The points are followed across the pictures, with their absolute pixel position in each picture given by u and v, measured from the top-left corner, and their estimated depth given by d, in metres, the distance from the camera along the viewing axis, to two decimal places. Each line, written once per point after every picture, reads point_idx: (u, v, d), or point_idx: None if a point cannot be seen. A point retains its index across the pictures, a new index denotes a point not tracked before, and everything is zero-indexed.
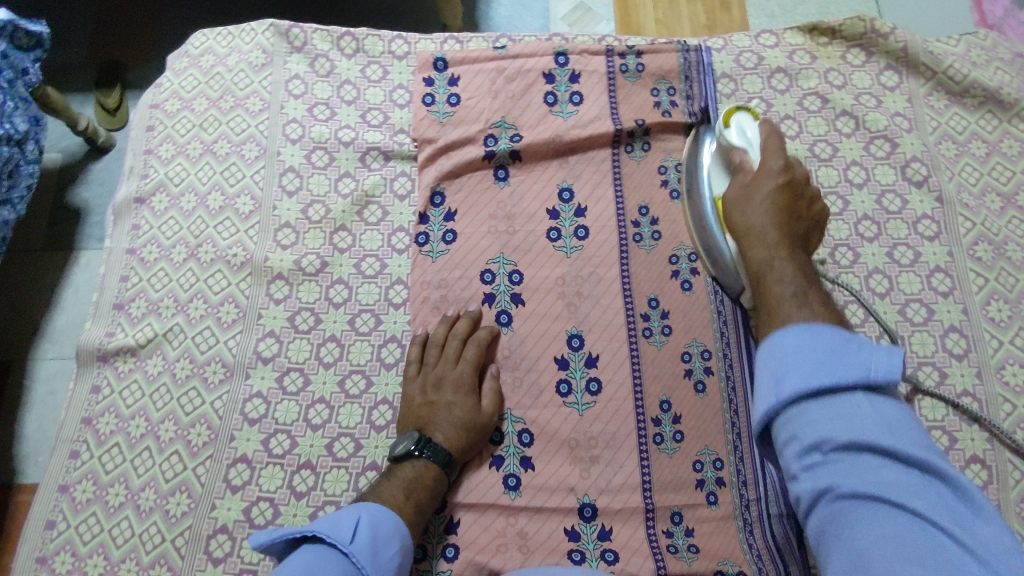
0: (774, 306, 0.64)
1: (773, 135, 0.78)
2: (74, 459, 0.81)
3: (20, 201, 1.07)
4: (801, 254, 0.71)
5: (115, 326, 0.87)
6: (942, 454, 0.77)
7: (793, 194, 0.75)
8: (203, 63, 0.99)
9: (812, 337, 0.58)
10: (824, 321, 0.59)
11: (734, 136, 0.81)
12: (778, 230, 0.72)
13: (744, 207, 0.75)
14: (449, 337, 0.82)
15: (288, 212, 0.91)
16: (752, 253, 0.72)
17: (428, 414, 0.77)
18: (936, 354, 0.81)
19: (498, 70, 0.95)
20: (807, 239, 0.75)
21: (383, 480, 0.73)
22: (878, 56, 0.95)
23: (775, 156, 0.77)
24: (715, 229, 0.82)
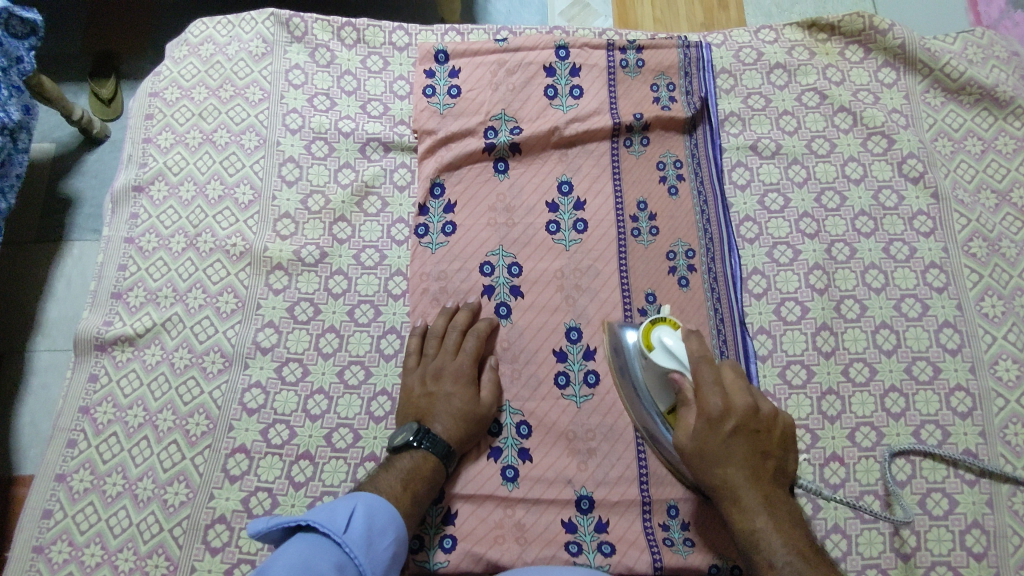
0: (755, 545, 0.64)
1: (703, 357, 0.69)
2: (72, 448, 0.81)
3: (10, 188, 1.07)
4: (774, 495, 0.66)
5: (113, 315, 0.86)
6: (934, 447, 0.78)
7: (752, 429, 0.67)
8: (202, 52, 0.99)
9: (771, 534, 0.64)
10: (784, 537, 0.63)
11: (660, 356, 0.72)
12: (744, 467, 0.66)
13: (703, 459, 0.67)
14: (449, 329, 0.82)
15: (288, 203, 0.91)
16: (709, 423, 0.67)
17: (428, 405, 0.78)
18: (930, 349, 0.82)
19: (499, 62, 0.95)
20: (766, 439, 0.68)
21: (381, 471, 0.73)
22: (876, 53, 0.96)
23: (714, 396, 0.67)
24: (675, 368, 0.71)
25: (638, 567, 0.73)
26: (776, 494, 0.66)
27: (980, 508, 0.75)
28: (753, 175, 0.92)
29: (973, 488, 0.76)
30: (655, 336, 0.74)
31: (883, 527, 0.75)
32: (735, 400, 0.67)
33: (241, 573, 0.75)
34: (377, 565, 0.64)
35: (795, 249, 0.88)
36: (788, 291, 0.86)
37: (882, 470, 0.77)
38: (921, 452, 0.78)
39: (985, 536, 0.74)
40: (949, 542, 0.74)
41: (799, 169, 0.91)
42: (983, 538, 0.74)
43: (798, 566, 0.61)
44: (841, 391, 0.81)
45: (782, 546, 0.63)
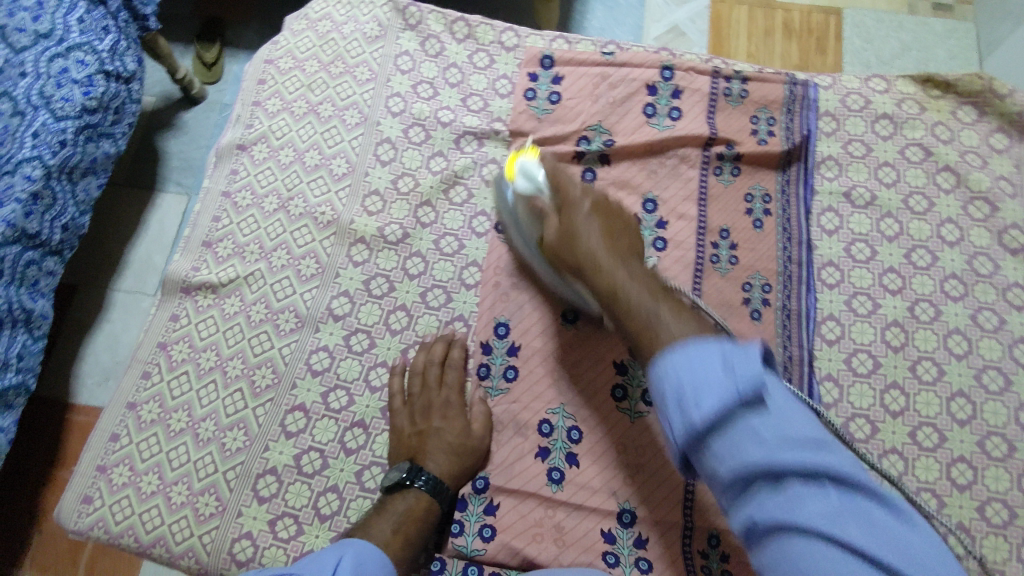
0: (645, 336, 0.60)
1: (554, 165, 0.79)
2: (145, 380, 0.85)
3: (121, 136, 1.10)
4: (642, 272, 0.69)
5: (201, 262, 0.91)
6: (999, 527, 0.75)
7: (614, 240, 0.72)
8: (320, 28, 1.03)
9: (650, 307, 0.62)
10: (658, 296, 0.63)
11: (523, 184, 0.79)
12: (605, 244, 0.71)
13: (569, 235, 0.73)
14: (429, 366, 0.82)
15: (379, 180, 0.94)
16: (600, 277, 0.68)
17: (420, 443, 0.77)
18: (1008, 426, 0.79)
19: (602, 75, 0.96)
20: (633, 251, 0.72)
21: (374, 516, 0.72)
22: (990, 117, 0.93)
23: (574, 184, 0.76)
24: (535, 193, 0.79)
25: None
26: (674, 301, 0.63)
27: None
28: (843, 222, 0.90)
29: None
30: (519, 166, 0.80)
31: None
32: (584, 227, 0.72)
33: (283, 526, 0.78)
34: None
35: (875, 301, 0.86)
36: (862, 342, 0.84)
37: None
38: (985, 530, 0.75)
39: None
40: None
41: (892, 223, 0.89)
42: None
43: (669, 311, 0.60)
44: (906, 453, 0.78)
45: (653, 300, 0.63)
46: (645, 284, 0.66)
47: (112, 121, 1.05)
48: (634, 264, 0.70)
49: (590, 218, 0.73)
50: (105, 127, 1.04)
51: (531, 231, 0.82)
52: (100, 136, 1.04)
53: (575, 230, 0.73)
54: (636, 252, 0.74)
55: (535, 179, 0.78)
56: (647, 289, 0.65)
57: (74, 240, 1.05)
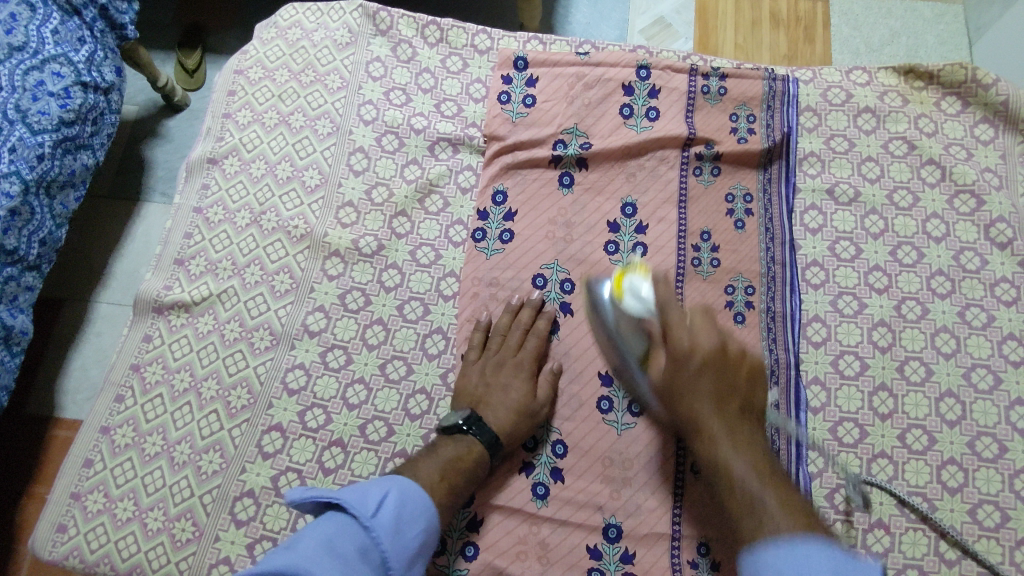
0: (748, 510, 0.55)
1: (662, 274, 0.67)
2: (118, 403, 0.84)
3: (99, 148, 1.07)
4: (745, 431, 0.60)
5: (173, 280, 0.89)
6: (991, 530, 0.73)
7: (724, 381, 0.61)
8: (289, 36, 1.01)
9: (747, 475, 0.57)
10: (753, 461, 0.58)
11: (630, 301, 0.74)
12: (710, 398, 0.61)
13: (675, 404, 0.62)
14: (512, 327, 0.83)
15: (353, 191, 0.92)
16: (690, 407, 0.61)
17: (484, 393, 0.78)
18: (998, 426, 0.77)
19: (578, 76, 0.94)
20: (744, 407, 0.62)
21: (426, 454, 0.73)
22: (975, 108, 0.91)
23: (681, 333, 0.63)
24: (647, 314, 0.73)
25: None
26: (750, 423, 0.62)
27: None
28: (827, 220, 0.88)
29: None
30: (627, 284, 0.75)
31: None
32: (702, 340, 0.62)
33: (262, 550, 0.76)
34: (402, 552, 0.63)
35: (861, 301, 0.84)
36: (848, 344, 0.82)
37: (930, 545, 0.73)
38: (976, 533, 0.73)
39: None
40: None
41: (876, 220, 0.87)
42: None
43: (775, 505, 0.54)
44: (895, 456, 0.77)
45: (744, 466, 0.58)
46: (739, 432, 0.60)
47: (91, 131, 1.03)
48: (745, 429, 0.60)
49: (697, 375, 0.61)
50: (83, 138, 1.02)
51: (629, 348, 0.74)
52: (79, 148, 1.01)
53: (688, 325, 0.63)
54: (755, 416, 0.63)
55: (644, 297, 0.73)
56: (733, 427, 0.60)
57: (52, 255, 1.02)
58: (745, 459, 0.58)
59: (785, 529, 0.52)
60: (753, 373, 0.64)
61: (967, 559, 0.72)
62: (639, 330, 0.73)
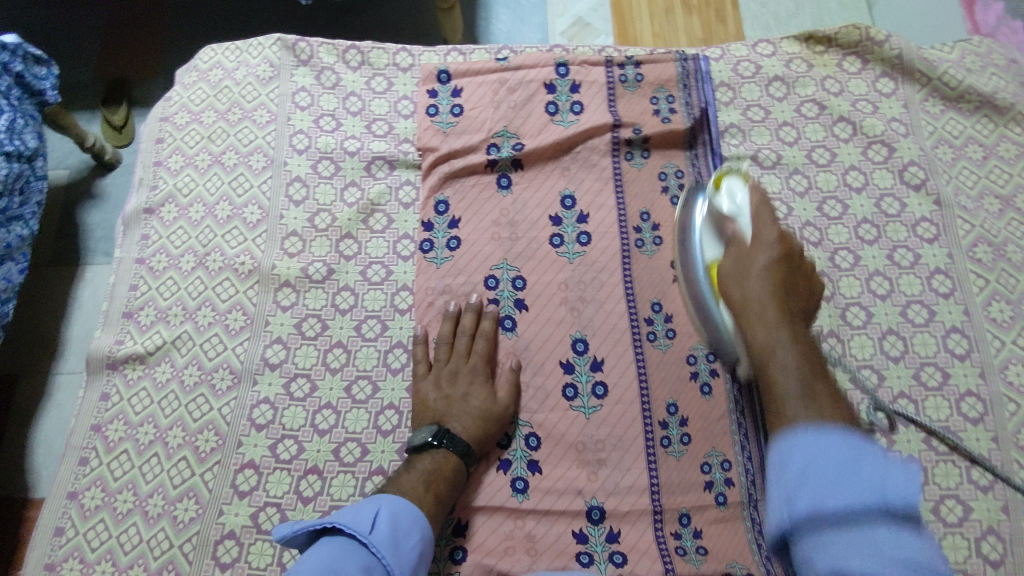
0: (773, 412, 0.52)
1: (760, 198, 0.71)
2: (83, 466, 0.82)
3: (33, 217, 1.05)
4: (802, 326, 0.60)
5: (125, 334, 0.88)
6: (947, 454, 0.77)
7: (789, 267, 0.65)
8: (211, 77, 1.01)
9: (787, 359, 0.56)
10: (801, 349, 0.57)
11: (724, 202, 0.76)
12: (770, 281, 0.63)
13: (741, 279, 0.65)
14: (457, 334, 0.83)
15: (295, 221, 0.92)
16: (753, 332, 0.60)
17: (446, 406, 0.78)
18: (939, 355, 0.81)
19: (500, 81, 0.97)
20: (805, 314, 0.63)
21: (404, 472, 0.73)
22: (874, 64, 0.97)
23: (771, 225, 0.67)
24: (734, 215, 0.74)
25: None
26: (822, 378, 0.54)
27: (996, 515, 0.75)
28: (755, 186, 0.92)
29: (987, 494, 0.75)
30: (725, 186, 0.77)
31: None
32: (766, 230, 0.67)
33: None
34: (404, 564, 0.64)
35: None
36: None
37: None
38: (934, 459, 0.77)
39: (1003, 543, 0.73)
40: (966, 549, 0.73)
41: (801, 179, 0.92)
42: (1001, 545, 0.73)
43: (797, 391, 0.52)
44: (850, 398, 0.80)
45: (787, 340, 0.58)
46: (816, 386, 0.53)
47: (20, 201, 1.01)
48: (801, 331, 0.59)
49: (765, 268, 0.64)
50: (14, 209, 1.00)
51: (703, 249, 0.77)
52: (11, 219, 0.99)
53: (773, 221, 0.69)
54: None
55: (737, 203, 0.74)
56: (808, 384, 0.53)
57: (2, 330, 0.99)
58: (790, 346, 0.57)
59: (806, 419, 0.49)
60: (811, 292, 0.65)
61: (928, 485, 0.76)
62: (722, 239, 0.75)
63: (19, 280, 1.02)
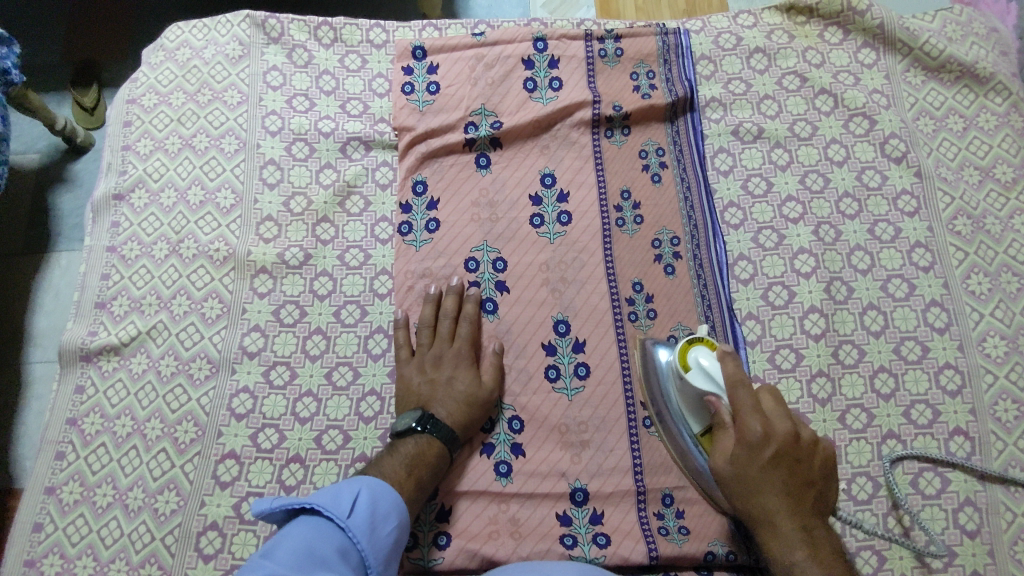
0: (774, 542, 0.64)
1: (738, 373, 0.67)
2: (60, 460, 0.80)
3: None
4: (817, 526, 0.65)
5: (98, 325, 0.86)
6: (925, 427, 0.78)
7: (795, 460, 0.65)
8: (179, 57, 0.98)
9: (814, 572, 0.62)
10: (814, 555, 0.63)
11: (696, 378, 0.70)
12: (785, 496, 0.64)
13: (752, 498, 0.65)
14: (440, 318, 0.83)
15: (270, 205, 0.90)
16: (756, 501, 0.65)
17: (429, 391, 0.78)
18: (918, 329, 0.82)
19: (477, 57, 0.94)
20: (819, 488, 0.66)
21: (387, 455, 0.73)
22: (856, 34, 0.96)
23: None
24: (712, 392, 0.69)
25: (633, 559, 0.73)
26: (830, 555, 0.63)
27: (972, 486, 0.76)
28: (736, 160, 0.91)
29: (964, 465, 0.76)
30: (691, 357, 0.71)
31: (877, 507, 0.75)
32: (776, 425, 0.65)
33: None
34: (380, 550, 0.64)
35: (780, 233, 0.87)
36: (775, 275, 0.85)
37: (874, 452, 0.77)
38: (912, 432, 0.78)
39: (978, 513, 0.74)
40: (942, 520, 0.74)
41: (782, 153, 0.91)
42: (977, 515, 0.75)
43: None
44: (832, 373, 0.80)
45: (810, 564, 0.62)
46: (834, 573, 0.62)
47: None
48: (837, 563, 0.63)
49: (768, 470, 0.64)
50: None
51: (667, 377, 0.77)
52: None
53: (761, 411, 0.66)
54: (827, 508, 0.67)
55: (710, 373, 0.69)
56: (819, 559, 0.63)
57: None
58: (814, 564, 0.63)
59: None
60: (826, 462, 0.67)
61: (907, 458, 0.77)
62: (703, 410, 0.72)
63: None
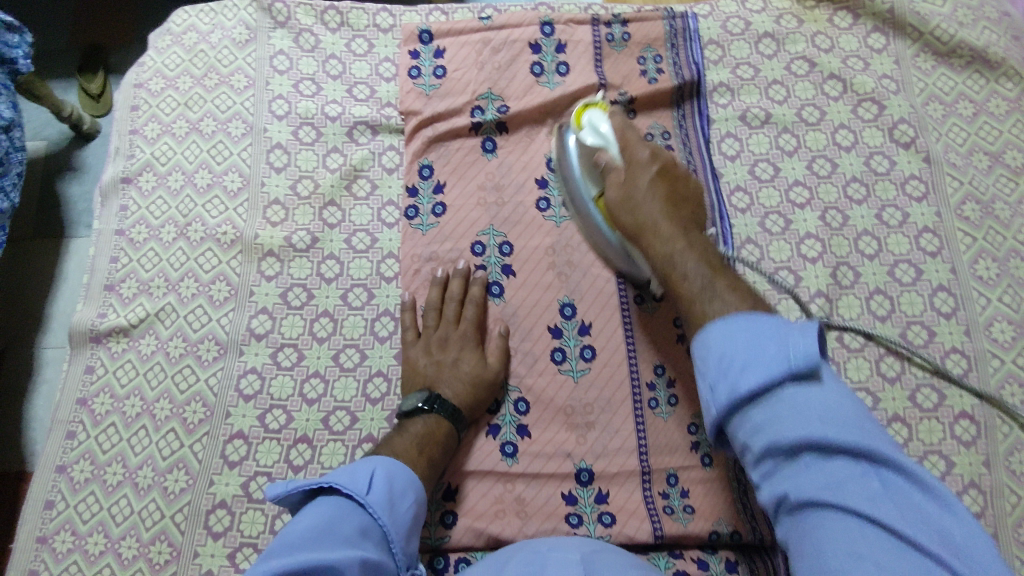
0: (695, 308, 0.61)
1: (622, 122, 0.78)
2: (71, 440, 0.81)
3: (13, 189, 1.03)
4: (696, 232, 0.69)
5: (107, 307, 0.86)
6: (931, 411, 0.78)
7: (671, 183, 0.73)
8: (186, 41, 0.98)
9: (700, 273, 0.63)
10: (700, 257, 0.65)
11: (589, 137, 0.79)
12: (660, 203, 0.71)
13: (629, 206, 0.72)
14: (446, 300, 0.83)
15: (277, 189, 0.91)
16: (653, 250, 0.69)
17: (436, 372, 0.78)
18: (925, 313, 0.82)
19: (484, 41, 0.94)
20: (696, 221, 0.71)
21: (396, 435, 0.73)
22: (865, 19, 0.95)
23: (641, 146, 0.75)
24: (602, 147, 0.78)
25: (638, 538, 0.74)
26: (724, 277, 0.63)
27: (977, 469, 0.76)
28: (744, 145, 0.91)
29: (969, 449, 0.76)
30: (587, 119, 0.80)
31: None
32: (642, 212, 0.71)
33: (244, 556, 0.76)
34: (401, 525, 0.64)
35: (787, 218, 0.87)
36: (781, 260, 0.85)
37: None
38: (918, 416, 0.78)
39: (983, 496, 0.75)
40: None
41: (790, 138, 0.91)
42: (981, 498, 0.75)
43: (735, 301, 0.58)
44: (837, 357, 0.81)
45: (691, 258, 0.65)
46: (717, 283, 0.61)
47: None
48: (724, 281, 0.62)
49: (648, 189, 0.72)
50: None
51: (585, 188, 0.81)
52: None
53: (634, 202, 0.72)
54: None
55: (603, 133, 0.77)
56: (712, 284, 0.61)
57: None
58: (693, 254, 0.66)
59: (729, 313, 0.57)
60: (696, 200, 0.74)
61: (912, 441, 0.77)
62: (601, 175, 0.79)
63: None
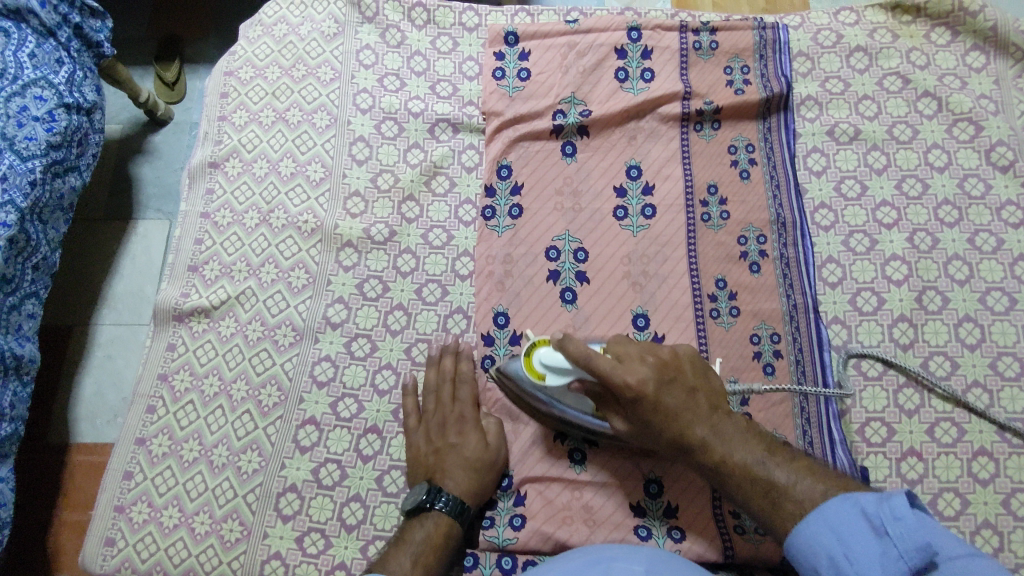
0: (780, 510, 0.59)
1: (579, 350, 0.66)
2: (150, 414, 0.84)
3: (87, 170, 1.04)
4: (726, 422, 0.65)
5: (190, 287, 0.89)
6: (1020, 446, 0.75)
7: (677, 377, 0.66)
8: (275, 32, 1.00)
9: (758, 459, 0.62)
10: (750, 451, 0.63)
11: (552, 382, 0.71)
12: (683, 397, 0.65)
13: (660, 428, 0.65)
14: (443, 380, 0.80)
15: (358, 181, 0.92)
16: (685, 433, 0.64)
17: (437, 462, 0.75)
18: (1017, 345, 0.78)
19: (569, 45, 0.94)
20: (713, 394, 0.67)
21: (392, 548, 0.69)
22: (965, 36, 0.92)
23: (618, 370, 0.65)
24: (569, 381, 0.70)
25: (707, 555, 0.73)
26: (789, 454, 0.64)
27: None
28: (830, 162, 0.89)
29: None
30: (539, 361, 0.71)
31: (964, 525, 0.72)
32: (636, 368, 0.65)
33: (312, 541, 0.77)
34: None
35: (872, 238, 0.85)
36: (864, 281, 0.83)
37: (964, 468, 0.75)
38: (1006, 451, 0.75)
39: None
40: None
41: (879, 156, 0.88)
42: None
43: (785, 478, 0.61)
44: (921, 384, 0.78)
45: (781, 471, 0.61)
46: (801, 467, 0.62)
47: (76, 153, 1.00)
48: (789, 455, 0.63)
49: (664, 397, 0.65)
50: (71, 160, 0.98)
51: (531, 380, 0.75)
52: (68, 171, 0.98)
53: (620, 364, 0.65)
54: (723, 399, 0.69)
55: (559, 365, 0.70)
56: (796, 474, 0.61)
57: (47, 279, 0.98)
58: (746, 447, 0.64)
59: (824, 499, 0.58)
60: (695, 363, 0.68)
61: (998, 477, 0.74)
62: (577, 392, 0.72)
63: (66, 232, 1.01)
